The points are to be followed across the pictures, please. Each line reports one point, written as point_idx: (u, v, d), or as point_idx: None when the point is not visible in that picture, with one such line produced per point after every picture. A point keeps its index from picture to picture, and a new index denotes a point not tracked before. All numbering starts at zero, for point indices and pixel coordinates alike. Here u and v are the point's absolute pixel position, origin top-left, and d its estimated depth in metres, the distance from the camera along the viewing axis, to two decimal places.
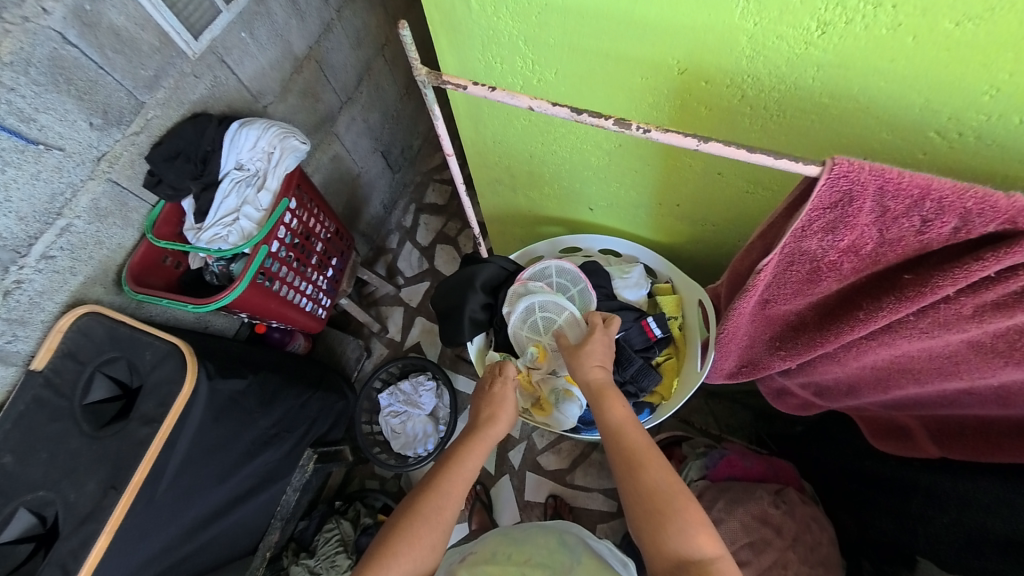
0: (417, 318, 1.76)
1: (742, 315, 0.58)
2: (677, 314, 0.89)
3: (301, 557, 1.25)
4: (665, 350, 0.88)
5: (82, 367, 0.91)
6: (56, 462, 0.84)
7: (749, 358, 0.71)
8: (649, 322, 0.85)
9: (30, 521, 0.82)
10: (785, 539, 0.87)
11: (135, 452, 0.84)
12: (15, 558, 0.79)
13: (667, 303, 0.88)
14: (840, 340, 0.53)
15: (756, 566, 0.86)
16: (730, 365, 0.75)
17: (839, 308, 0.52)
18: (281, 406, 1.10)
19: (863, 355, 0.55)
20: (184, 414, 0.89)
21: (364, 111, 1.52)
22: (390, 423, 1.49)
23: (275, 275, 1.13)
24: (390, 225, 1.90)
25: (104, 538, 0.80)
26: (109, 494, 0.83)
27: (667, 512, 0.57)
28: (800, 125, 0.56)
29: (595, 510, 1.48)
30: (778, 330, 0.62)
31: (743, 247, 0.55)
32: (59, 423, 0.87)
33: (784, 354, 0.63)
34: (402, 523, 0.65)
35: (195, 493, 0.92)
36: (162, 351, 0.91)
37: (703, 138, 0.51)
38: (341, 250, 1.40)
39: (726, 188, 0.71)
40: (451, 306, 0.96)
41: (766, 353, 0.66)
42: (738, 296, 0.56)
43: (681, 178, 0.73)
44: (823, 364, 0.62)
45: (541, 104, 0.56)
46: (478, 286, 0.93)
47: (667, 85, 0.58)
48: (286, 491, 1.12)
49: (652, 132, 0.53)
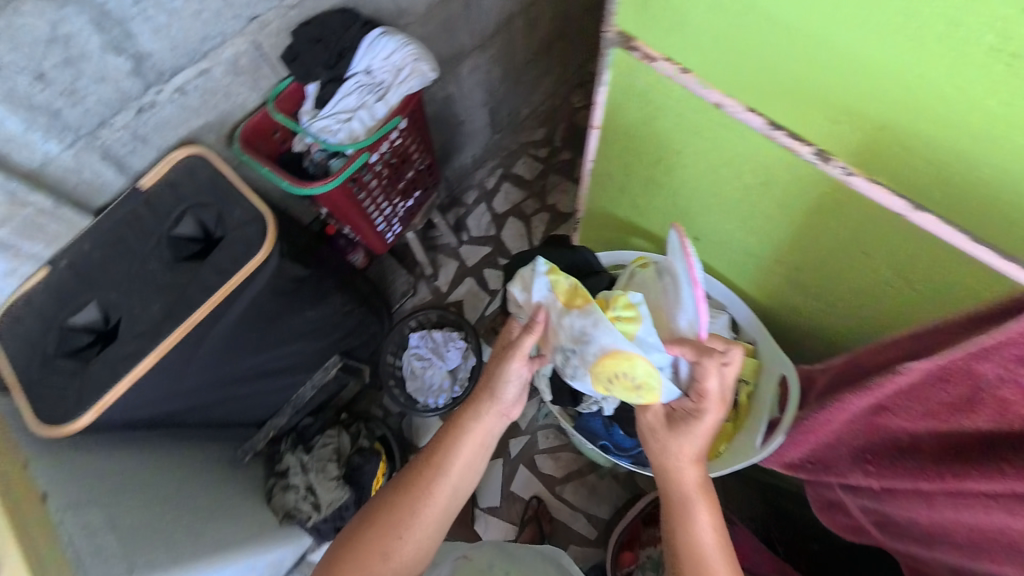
0: (468, 278, 1.76)
1: (846, 409, 0.58)
2: (751, 382, 0.85)
3: (297, 449, 1.26)
4: (727, 412, 0.84)
5: (178, 200, 0.97)
6: (131, 277, 0.91)
7: (823, 460, 0.68)
8: None
9: (96, 316, 0.90)
10: None
11: (199, 296, 0.89)
12: (77, 343, 0.89)
13: (745, 364, 0.85)
14: (956, 480, 0.50)
15: None
16: (795, 458, 0.71)
17: (974, 446, 0.49)
18: (328, 308, 1.14)
19: (965, 507, 0.51)
20: (250, 276, 0.93)
21: (491, 62, 1.51)
22: (413, 364, 1.52)
23: (365, 185, 1.15)
24: (472, 180, 1.90)
25: (152, 358, 0.86)
26: (164, 323, 0.88)
27: None
28: (979, 217, 0.54)
29: (574, 530, 1.44)
30: (880, 441, 0.59)
31: (910, 331, 0.55)
32: (146, 241, 0.94)
33: (873, 469, 0.60)
34: (374, 522, 0.71)
35: (230, 352, 0.97)
36: (250, 213, 0.96)
37: (873, 180, 0.59)
38: (426, 186, 1.42)
39: (868, 260, 0.67)
40: None
41: (851, 462, 0.63)
42: (869, 381, 0.55)
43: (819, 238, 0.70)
44: (901, 494, 0.59)
45: (733, 105, 0.64)
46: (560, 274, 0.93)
47: (860, 140, 0.57)
48: (305, 385, 1.18)
49: (855, 177, 0.59)
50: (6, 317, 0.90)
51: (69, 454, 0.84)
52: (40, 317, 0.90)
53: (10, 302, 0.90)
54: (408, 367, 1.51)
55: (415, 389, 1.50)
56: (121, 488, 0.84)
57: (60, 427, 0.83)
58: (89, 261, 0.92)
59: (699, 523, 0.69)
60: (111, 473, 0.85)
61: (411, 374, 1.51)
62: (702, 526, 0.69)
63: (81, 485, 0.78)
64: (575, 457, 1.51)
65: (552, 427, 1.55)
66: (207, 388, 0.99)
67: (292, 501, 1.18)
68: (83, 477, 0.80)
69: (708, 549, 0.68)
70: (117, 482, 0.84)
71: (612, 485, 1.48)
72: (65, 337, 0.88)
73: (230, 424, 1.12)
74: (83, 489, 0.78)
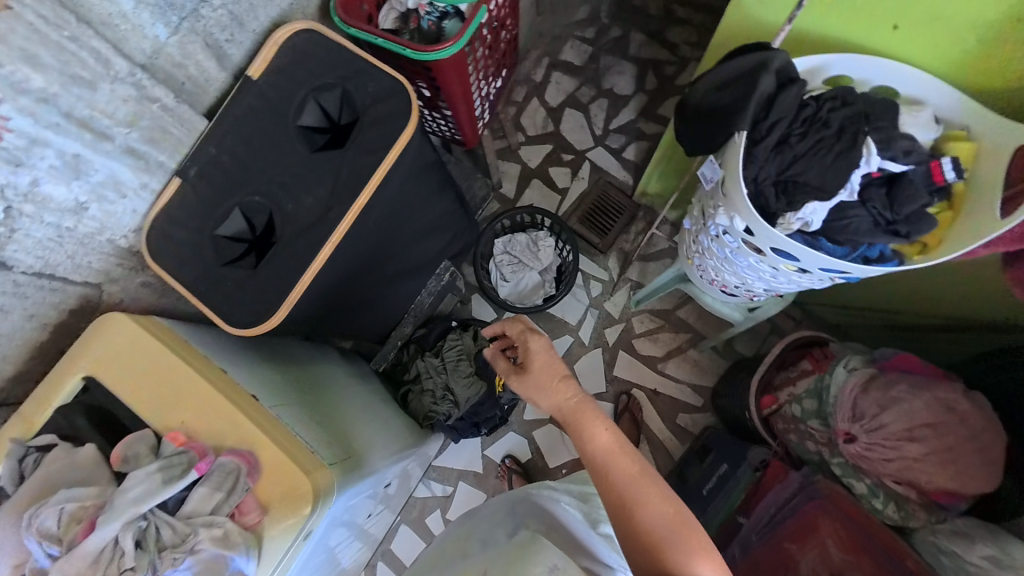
0: (533, 180, 1.83)
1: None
2: (967, 168, 0.72)
3: (425, 354, 1.24)
4: (939, 204, 0.72)
5: (296, 87, 0.85)
6: (271, 171, 0.82)
7: None
8: (942, 162, 0.69)
9: (242, 225, 0.81)
10: (969, 430, 0.80)
11: (359, 176, 0.80)
12: (231, 253, 0.80)
13: (961, 149, 0.72)
14: None
15: (934, 445, 0.80)
16: None
17: None
18: (446, 201, 1.10)
19: None
20: (404, 152, 0.82)
21: None
22: (501, 270, 1.56)
23: (475, 55, 1.02)
24: (520, 75, 2.00)
25: (328, 248, 0.77)
26: (333, 208, 0.79)
27: (663, 554, 0.60)
28: None
29: (681, 401, 1.53)
30: None
31: None
32: (273, 135, 0.83)
33: None
34: None
35: (379, 244, 0.90)
36: (388, 86, 0.82)
37: None
38: (509, 65, 1.29)
39: None
40: (720, 99, 0.72)
41: None
42: None
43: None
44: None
45: None
46: (778, 70, 0.68)
47: None
48: (422, 292, 1.23)
49: None
50: (147, 239, 0.79)
51: (251, 352, 0.82)
52: (187, 230, 0.80)
53: (153, 225, 0.80)
54: (500, 272, 1.55)
55: (511, 293, 1.55)
56: (292, 383, 0.85)
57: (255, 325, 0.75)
58: (222, 169, 0.82)
59: (598, 442, 0.71)
60: (284, 369, 0.84)
61: (504, 280, 1.55)
62: (601, 447, 0.70)
63: (276, 384, 0.79)
64: (673, 334, 1.57)
65: (644, 312, 1.60)
66: (360, 286, 0.93)
67: (430, 402, 1.21)
68: (269, 364, 0.80)
69: (634, 484, 0.66)
70: (290, 380, 0.85)
71: (710, 357, 1.55)
72: (218, 249, 0.80)
73: (366, 331, 1.10)
74: (273, 388, 0.77)
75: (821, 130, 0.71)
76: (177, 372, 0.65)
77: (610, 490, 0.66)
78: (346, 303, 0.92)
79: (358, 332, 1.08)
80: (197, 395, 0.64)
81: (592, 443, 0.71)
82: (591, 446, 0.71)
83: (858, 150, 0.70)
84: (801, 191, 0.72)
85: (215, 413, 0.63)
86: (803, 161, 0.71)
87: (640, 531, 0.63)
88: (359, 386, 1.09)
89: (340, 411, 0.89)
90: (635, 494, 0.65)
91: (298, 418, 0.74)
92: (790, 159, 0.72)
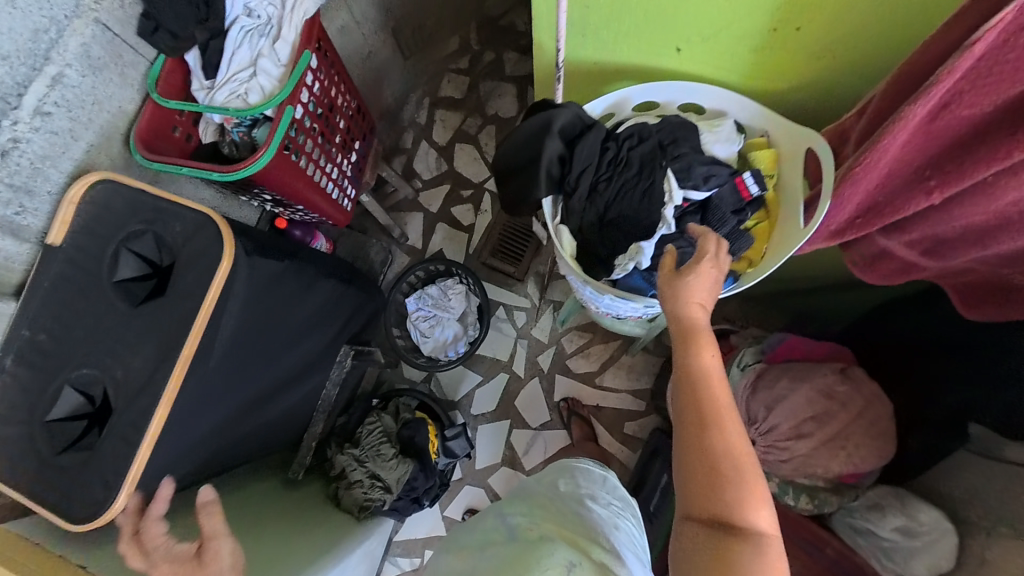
0: (439, 224, 1.78)
1: (910, 122, 0.49)
2: (773, 173, 0.73)
3: (345, 447, 1.23)
4: (756, 214, 0.74)
5: (105, 242, 0.82)
6: (98, 337, 0.78)
7: (874, 202, 0.60)
8: (744, 178, 0.71)
9: (78, 400, 0.77)
10: (850, 412, 0.83)
11: (181, 327, 0.77)
12: (71, 434, 0.77)
13: (763, 158, 0.73)
14: (1001, 162, 0.47)
15: (818, 438, 0.83)
16: (842, 217, 0.63)
17: (974, 139, 0.49)
18: (318, 296, 1.07)
19: (995, 192, 0.51)
20: (226, 288, 0.79)
21: None
22: (421, 326, 1.55)
23: (302, 149, 0.98)
24: (404, 120, 1.92)
25: (162, 413, 0.73)
26: (163, 364, 0.75)
27: (726, 479, 0.54)
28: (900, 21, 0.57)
29: (624, 410, 1.55)
30: (937, 152, 0.52)
31: (936, 34, 0.47)
32: (91, 299, 0.80)
33: (936, 187, 0.53)
34: None
35: (240, 373, 0.87)
36: (194, 223, 0.79)
37: None
38: (364, 133, 1.26)
39: (866, 22, 0.58)
40: (514, 162, 0.72)
41: (907, 191, 0.56)
42: (914, 97, 0.48)
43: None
44: (965, 202, 0.54)
45: None
46: (557, 132, 0.68)
47: None
48: (326, 386, 1.19)
49: None
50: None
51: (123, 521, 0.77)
52: (16, 426, 0.77)
53: None
54: (419, 330, 1.55)
55: (433, 346, 1.55)
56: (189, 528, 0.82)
57: (104, 507, 0.70)
58: (42, 346, 0.78)
59: (702, 363, 0.59)
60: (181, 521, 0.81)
61: (425, 336, 1.55)
62: (706, 371, 0.59)
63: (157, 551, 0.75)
64: (603, 345, 1.58)
65: (572, 330, 1.62)
66: (235, 419, 0.90)
67: (362, 493, 1.18)
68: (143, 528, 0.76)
69: (729, 437, 0.56)
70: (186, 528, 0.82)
71: (642, 359, 1.56)
72: (57, 433, 0.76)
73: (271, 444, 1.07)
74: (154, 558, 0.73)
75: (624, 172, 0.71)
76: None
77: (693, 405, 0.58)
78: (224, 440, 0.89)
79: (260, 450, 1.05)
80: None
81: (706, 367, 0.59)
82: (696, 363, 0.59)
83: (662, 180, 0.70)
84: (621, 231, 0.72)
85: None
86: (614, 206, 0.71)
87: (713, 469, 0.54)
88: (277, 498, 1.06)
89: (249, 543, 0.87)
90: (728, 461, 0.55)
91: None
92: (603, 205, 0.72)
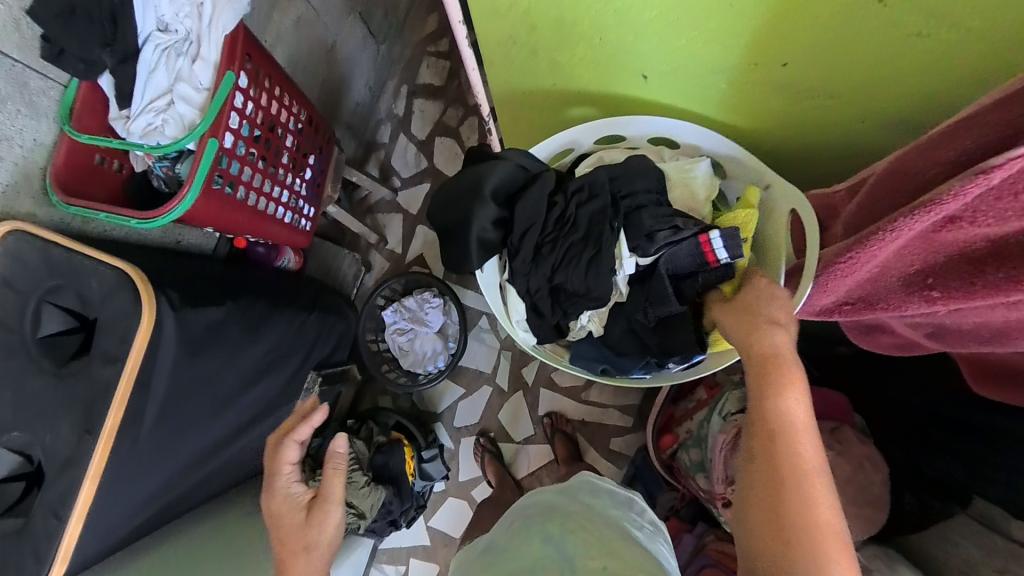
0: (419, 228, 1.67)
1: (907, 232, 0.48)
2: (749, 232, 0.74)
3: (314, 474, 1.17)
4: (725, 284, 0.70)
5: (24, 297, 0.75)
6: (22, 405, 0.74)
7: (869, 293, 0.59)
8: (711, 238, 0.68)
9: (16, 460, 0.73)
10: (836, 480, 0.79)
11: (104, 395, 0.71)
12: (7, 498, 0.72)
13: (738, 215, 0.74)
14: (998, 288, 0.46)
15: None
16: (834, 298, 0.63)
17: (982, 257, 0.47)
18: (270, 334, 1.01)
19: (991, 312, 0.49)
20: (151, 348, 0.74)
21: None
22: (398, 340, 1.45)
23: (237, 180, 0.91)
24: (380, 113, 1.74)
25: (90, 486, 0.70)
26: (86, 437, 0.71)
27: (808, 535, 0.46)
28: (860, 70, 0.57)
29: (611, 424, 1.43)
30: (938, 260, 0.50)
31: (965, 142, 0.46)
32: (13, 361, 0.74)
33: (935, 297, 0.51)
34: None
35: (180, 428, 0.82)
36: (110, 280, 0.74)
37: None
38: (319, 146, 1.17)
39: (836, 63, 0.57)
40: (453, 221, 0.69)
41: (902, 291, 0.55)
42: (914, 208, 0.47)
43: (762, 93, 0.65)
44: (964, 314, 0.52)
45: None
46: (488, 195, 0.66)
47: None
48: (295, 415, 1.16)
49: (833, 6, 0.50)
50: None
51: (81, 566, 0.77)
52: None
53: None
54: (395, 345, 1.45)
55: (410, 362, 1.45)
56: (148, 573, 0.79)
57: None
58: None
59: (783, 406, 0.52)
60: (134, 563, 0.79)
61: (400, 352, 1.45)
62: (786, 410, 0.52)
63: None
64: None
65: None
66: (185, 470, 0.87)
67: None
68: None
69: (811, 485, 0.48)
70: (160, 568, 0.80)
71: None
72: None
73: (235, 481, 1.05)
74: None
75: (570, 234, 0.68)
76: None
77: (770, 443, 0.50)
78: (176, 492, 0.87)
79: (224, 487, 1.03)
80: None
81: (787, 408, 0.52)
82: (775, 404, 0.52)
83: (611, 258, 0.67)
84: (568, 298, 0.71)
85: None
86: (560, 271, 0.69)
87: (802, 524, 0.46)
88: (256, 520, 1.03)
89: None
90: (789, 445, 0.50)
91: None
92: (550, 268, 0.70)
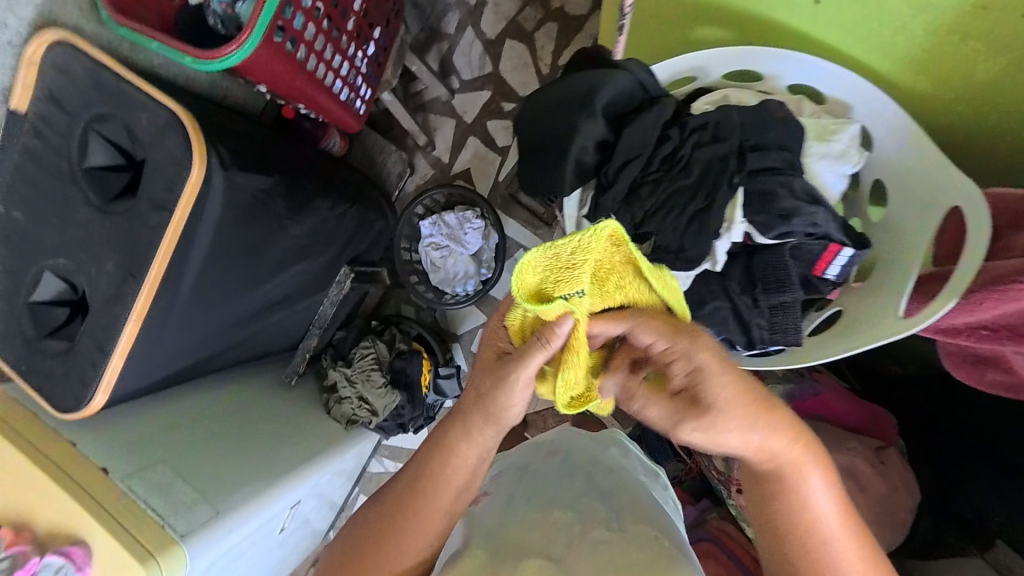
0: (470, 139, 1.55)
1: None
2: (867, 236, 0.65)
3: (337, 364, 1.21)
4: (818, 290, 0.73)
5: (71, 120, 0.71)
6: (68, 234, 0.73)
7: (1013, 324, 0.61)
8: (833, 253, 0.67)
9: (61, 286, 0.75)
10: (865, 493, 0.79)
11: (149, 242, 0.69)
12: (55, 319, 0.75)
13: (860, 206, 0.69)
14: None
15: None
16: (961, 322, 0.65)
17: None
18: (313, 217, 0.97)
19: None
20: (199, 206, 0.71)
21: None
22: (431, 255, 1.41)
23: (300, 36, 0.81)
24: None
25: (132, 328, 0.71)
26: (129, 280, 0.70)
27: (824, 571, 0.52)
28: None
29: None
30: None
31: None
32: (61, 185, 0.72)
33: None
34: None
35: (215, 293, 0.82)
36: (161, 120, 0.68)
37: None
38: (388, 18, 1.04)
39: None
40: (551, 136, 0.64)
41: None
42: None
43: (958, 42, 0.62)
44: None
45: None
46: (600, 108, 0.63)
47: None
48: (324, 304, 1.15)
49: None
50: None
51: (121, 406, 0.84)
52: None
53: None
54: (430, 260, 1.41)
55: (442, 280, 1.41)
56: (176, 425, 0.87)
57: (78, 410, 0.72)
58: (19, 222, 0.75)
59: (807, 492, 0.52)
60: (164, 415, 0.87)
61: (434, 267, 1.41)
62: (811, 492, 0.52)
63: (143, 444, 0.81)
64: None
65: None
66: (215, 333, 0.88)
67: (350, 409, 1.18)
68: (129, 425, 0.82)
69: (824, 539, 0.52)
70: (188, 427, 0.89)
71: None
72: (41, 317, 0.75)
73: (258, 353, 1.08)
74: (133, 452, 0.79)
75: (678, 176, 0.64)
76: (23, 471, 0.70)
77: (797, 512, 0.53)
78: (205, 351, 0.89)
79: (248, 356, 1.06)
80: (34, 488, 0.69)
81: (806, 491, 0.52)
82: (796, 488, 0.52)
83: (718, 217, 0.63)
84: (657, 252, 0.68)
85: (58, 505, 0.69)
86: (651, 217, 0.64)
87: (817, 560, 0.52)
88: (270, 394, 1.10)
89: (234, 446, 0.93)
90: (805, 525, 0.53)
91: (158, 479, 0.77)
92: (641, 212, 0.65)
